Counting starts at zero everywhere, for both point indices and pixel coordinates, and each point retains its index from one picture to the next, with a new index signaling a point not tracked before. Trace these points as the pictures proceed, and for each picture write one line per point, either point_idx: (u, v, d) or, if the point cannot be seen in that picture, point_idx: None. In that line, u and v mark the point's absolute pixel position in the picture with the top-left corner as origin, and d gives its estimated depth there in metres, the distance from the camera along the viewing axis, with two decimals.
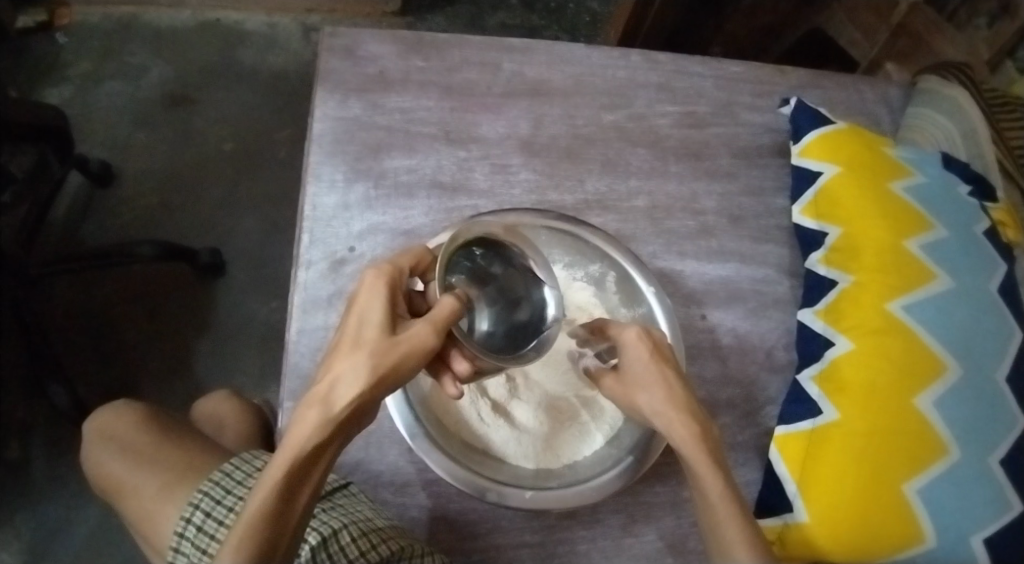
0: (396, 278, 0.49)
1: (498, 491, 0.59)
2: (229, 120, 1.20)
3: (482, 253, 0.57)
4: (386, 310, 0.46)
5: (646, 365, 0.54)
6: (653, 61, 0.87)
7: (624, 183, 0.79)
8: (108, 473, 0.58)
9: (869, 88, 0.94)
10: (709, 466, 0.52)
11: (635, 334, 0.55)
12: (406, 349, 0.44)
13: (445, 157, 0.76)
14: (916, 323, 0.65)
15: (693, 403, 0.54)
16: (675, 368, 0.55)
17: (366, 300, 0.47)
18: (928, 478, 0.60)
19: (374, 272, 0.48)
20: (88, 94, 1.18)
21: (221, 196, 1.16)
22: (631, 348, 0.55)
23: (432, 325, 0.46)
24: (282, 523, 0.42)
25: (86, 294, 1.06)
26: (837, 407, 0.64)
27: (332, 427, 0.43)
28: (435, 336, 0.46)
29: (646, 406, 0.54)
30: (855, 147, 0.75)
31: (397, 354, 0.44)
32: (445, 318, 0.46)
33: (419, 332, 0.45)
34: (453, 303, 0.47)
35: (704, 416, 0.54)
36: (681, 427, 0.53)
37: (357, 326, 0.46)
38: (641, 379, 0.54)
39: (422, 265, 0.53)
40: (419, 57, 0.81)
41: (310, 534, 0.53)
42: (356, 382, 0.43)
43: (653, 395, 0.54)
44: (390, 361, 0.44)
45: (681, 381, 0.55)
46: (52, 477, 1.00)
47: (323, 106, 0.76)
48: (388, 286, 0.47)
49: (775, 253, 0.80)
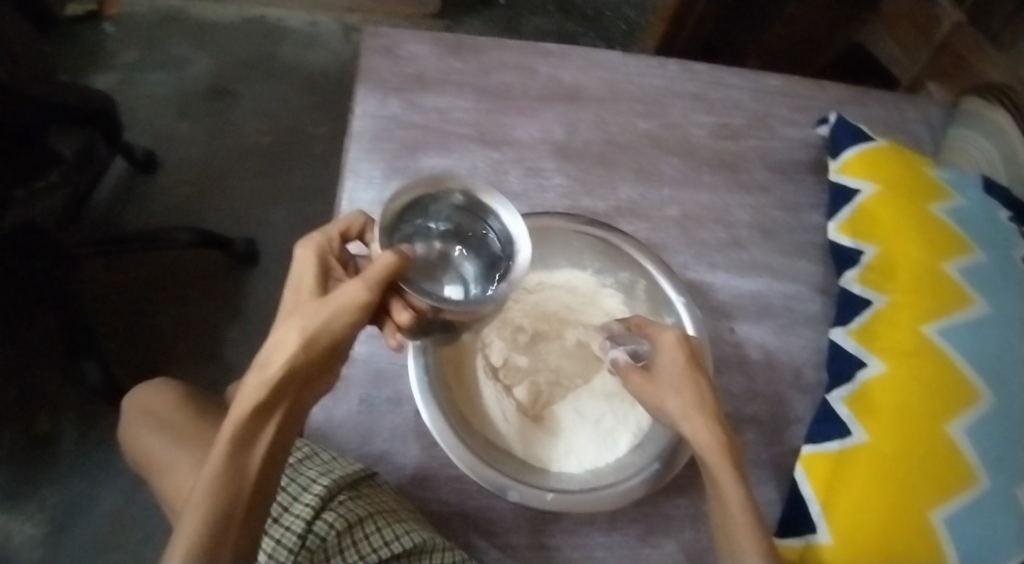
0: (325, 246, 0.49)
1: (519, 491, 0.59)
2: (267, 114, 1.22)
3: (436, 224, 0.51)
4: (317, 278, 0.47)
5: (676, 368, 0.55)
6: (690, 71, 0.87)
7: (656, 192, 0.79)
8: (144, 448, 0.59)
9: (909, 106, 0.93)
10: (731, 475, 0.52)
11: (673, 339, 0.56)
12: (337, 303, 0.44)
13: (480, 159, 0.77)
14: (951, 347, 0.64)
15: (715, 410, 0.54)
16: (705, 377, 0.55)
17: (300, 269, 0.48)
18: (955, 506, 0.59)
19: (304, 244, 0.49)
20: (132, 83, 1.20)
21: (255, 188, 1.17)
22: (665, 350, 0.56)
23: (362, 278, 0.43)
24: (235, 488, 0.42)
25: (124, 277, 1.09)
26: (866, 429, 0.63)
27: (272, 387, 0.44)
28: (370, 290, 0.43)
29: (676, 409, 0.54)
30: (895, 165, 0.74)
31: (327, 311, 0.44)
32: (381, 273, 0.42)
33: (349, 285, 0.43)
34: (391, 257, 0.42)
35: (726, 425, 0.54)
36: (697, 427, 0.54)
37: (292, 293, 0.47)
38: (673, 382, 0.55)
39: (354, 230, 0.54)
40: (457, 59, 0.82)
41: (336, 519, 0.55)
42: (289, 341, 0.44)
43: (683, 399, 0.54)
44: (322, 316, 0.44)
45: (706, 384, 0.55)
46: (79, 451, 1.02)
47: (363, 103, 0.78)
48: (319, 255, 0.49)
49: (808, 269, 0.79)
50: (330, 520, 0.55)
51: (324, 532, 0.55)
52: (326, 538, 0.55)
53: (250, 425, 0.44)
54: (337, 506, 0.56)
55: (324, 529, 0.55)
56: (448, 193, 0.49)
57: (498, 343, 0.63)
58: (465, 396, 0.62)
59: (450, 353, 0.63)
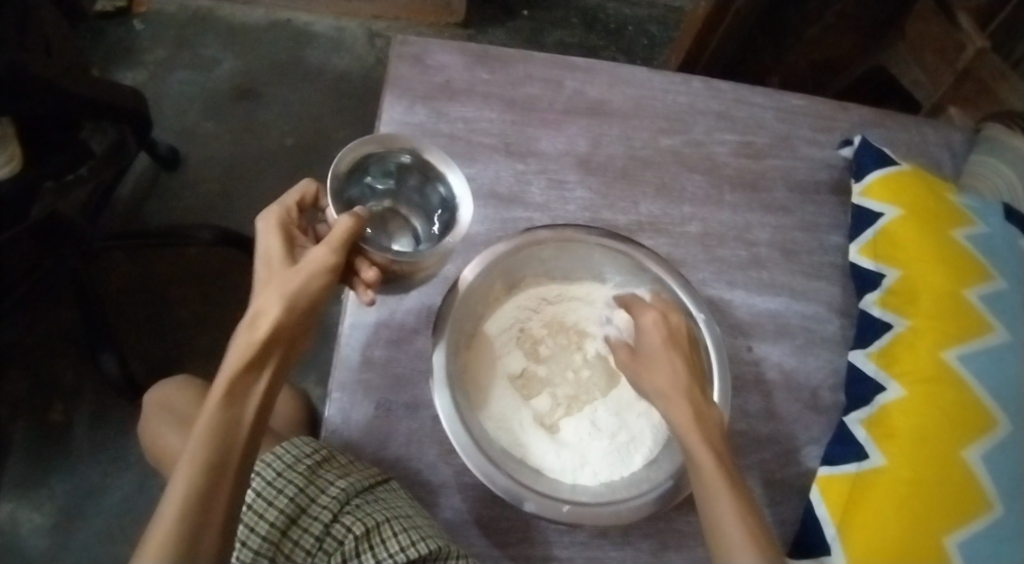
0: (285, 219, 0.53)
1: (536, 501, 0.58)
2: (291, 116, 1.23)
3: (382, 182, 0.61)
4: (283, 248, 0.52)
5: (658, 343, 0.60)
6: (715, 89, 0.87)
7: (678, 208, 0.80)
8: (162, 443, 0.60)
9: (932, 130, 0.93)
10: (703, 457, 0.55)
11: (653, 317, 0.61)
12: (309, 269, 0.49)
13: (503, 169, 0.78)
14: (970, 374, 0.64)
15: (693, 383, 0.59)
16: (684, 355, 0.60)
17: (264, 244, 0.52)
18: (970, 533, 0.59)
19: (263, 220, 0.53)
20: (159, 82, 1.22)
21: (276, 189, 1.18)
22: (648, 327, 0.61)
23: (327, 244, 0.50)
24: (232, 437, 0.45)
25: (143, 271, 1.09)
26: (884, 453, 0.62)
27: (258, 346, 0.48)
28: (337, 254, 0.50)
29: (653, 387, 0.59)
30: (918, 189, 0.73)
31: (300, 276, 0.49)
32: (342, 237, 0.49)
33: (315, 253, 0.49)
34: (349, 219, 0.50)
35: (701, 398, 0.58)
36: (683, 406, 0.57)
37: (263, 265, 0.51)
38: (651, 360, 0.60)
39: (308, 200, 0.56)
40: (484, 70, 0.83)
41: (355, 525, 0.58)
42: (272, 304, 0.48)
43: (660, 377, 0.59)
44: (298, 281, 0.49)
45: (685, 360, 0.60)
46: (92, 443, 1.03)
47: (390, 110, 0.78)
48: (281, 226, 0.53)
49: (827, 290, 0.79)
50: (349, 525, 0.58)
51: (342, 535, 0.58)
52: (346, 544, 0.57)
53: (235, 390, 0.46)
54: (355, 511, 0.58)
55: (344, 536, 0.58)
56: (392, 153, 0.59)
57: (517, 353, 0.65)
58: (484, 405, 0.63)
59: (469, 361, 0.64)
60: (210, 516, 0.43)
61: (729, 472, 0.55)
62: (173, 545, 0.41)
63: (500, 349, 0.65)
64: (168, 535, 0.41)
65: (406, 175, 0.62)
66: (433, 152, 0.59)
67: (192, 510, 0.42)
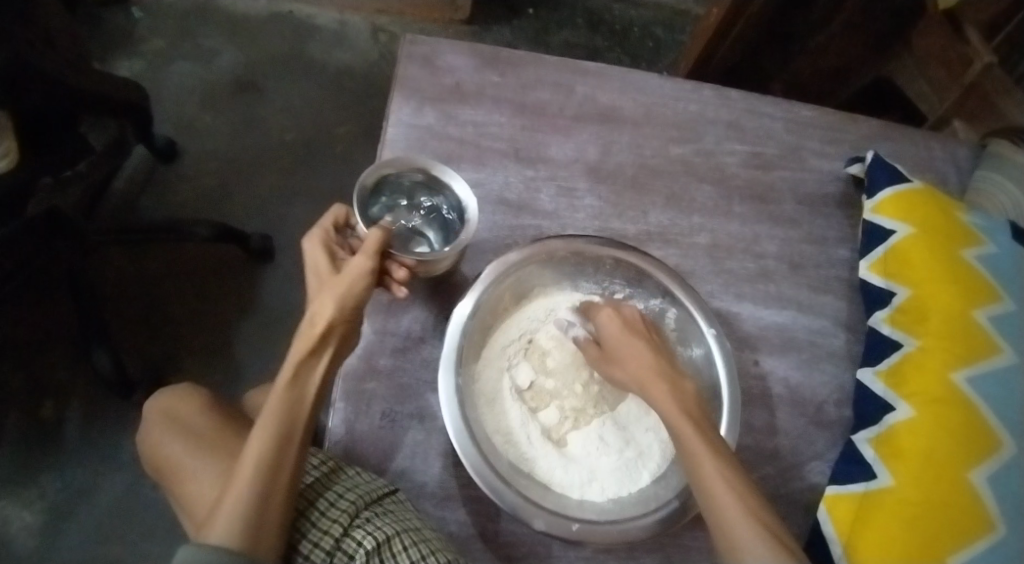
0: (327, 237, 0.58)
1: (544, 519, 0.57)
2: (292, 111, 1.21)
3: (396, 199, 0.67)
4: (327, 258, 0.57)
5: (617, 333, 0.62)
6: (725, 97, 0.86)
7: (687, 218, 0.79)
8: (166, 454, 0.60)
9: (939, 143, 0.93)
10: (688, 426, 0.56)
11: (608, 314, 0.63)
12: (350, 274, 0.55)
13: (512, 175, 0.77)
14: (977, 396, 0.64)
15: (661, 360, 0.60)
16: (648, 339, 0.62)
17: (311, 255, 0.57)
18: (974, 553, 0.59)
19: (309, 236, 0.58)
20: (158, 72, 1.20)
21: (276, 185, 1.17)
22: (605, 324, 0.63)
23: (364, 253, 0.55)
24: (292, 417, 0.52)
25: (139, 267, 1.08)
26: (891, 472, 0.62)
27: (315, 338, 0.54)
28: (372, 261, 0.55)
29: (624, 379, 0.61)
30: (930, 208, 0.73)
31: (344, 281, 0.55)
32: (375, 245, 0.55)
33: (354, 261, 0.55)
34: (379, 232, 0.56)
35: (674, 375, 0.59)
36: (659, 384, 0.58)
37: (312, 271, 0.57)
38: (616, 350, 0.62)
39: (340, 219, 0.60)
40: (495, 72, 0.81)
41: (365, 538, 0.54)
42: (325, 303, 0.54)
43: (625, 366, 0.61)
44: (342, 285, 0.54)
45: (650, 342, 0.62)
46: (83, 441, 1.01)
47: (398, 111, 0.77)
48: (324, 239, 0.58)
49: (833, 304, 0.79)
50: (358, 539, 0.54)
51: (353, 549, 0.53)
52: (355, 558, 0.53)
53: (293, 386, 0.53)
54: (366, 525, 0.55)
55: (352, 550, 0.54)
56: (406, 173, 0.64)
57: (524, 365, 0.65)
58: (492, 418, 0.62)
59: (478, 372, 0.63)
60: (270, 499, 0.48)
61: (720, 446, 0.55)
62: (243, 521, 0.47)
63: (508, 360, 0.65)
64: (236, 514, 0.47)
65: (417, 192, 0.66)
66: (440, 167, 0.64)
67: (256, 493, 0.48)
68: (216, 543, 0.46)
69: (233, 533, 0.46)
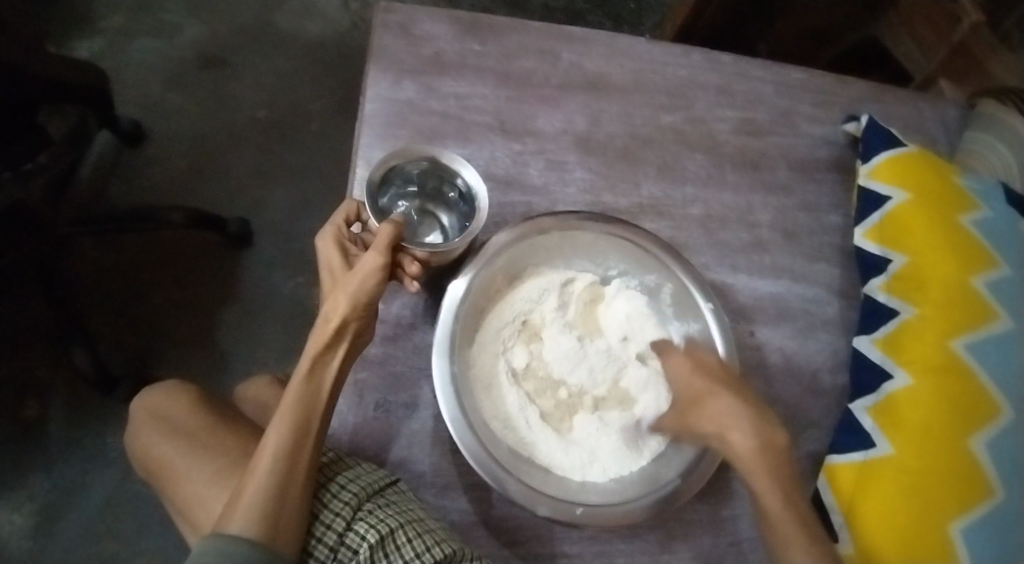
0: (339, 232, 0.58)
1: (548, 505, 0.56)
2: (263, 86, 1.16)
3: (409, 185, 0.66)
4: (342, 253, 0.57)
5: (694, 382, 0.60)
6: (714, 61, 0.84)
7: (679, 189, 0.77)
8: (160, 454, 0.61)
9: (928, 104, 0.91)
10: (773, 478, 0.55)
11: (681, 358, 0.62)
12: (362, 269, 0.54)
13: (499, 149, 0.74)
14: (976, 363, 0.64)
15: (750, 409, 0.58)
16: (728, 382, 0.59)
17: (326, 251, 0.57)
18: (973, 519, 0.59)
19: (322, 233, 0.57)
20: (119, 50, 1.14)
21: (251, 165, 1.12)
22: (677, 370, 0.61)
23: (375, 249, 0.54)
24: (309, 409, 0.53)
25: (112, 256, 1.04)
26: (891, 441, 0.62)
27: (331, 331, 0.54)
28: (383, 256, 0.54)
29: (714, 420, 0.57)
30: (925, 172, 0.72)
31: (357, 276, 0.54)
32: (386, 242, 0.54)
33: (366, 257, 0.54)
34: (390, 227, 0.54)
35: (768, 426, 0.57)
36: (743, 434, 0.56)
37: (327, 266, 0.57)
38: (707, 393, 0.59)
39: (352, 215, 0.59)
40: (476, 41, 0.78)
41: (369, 531, 0.53)
42: (339, 298, 0.54)
43: (719, 408, 0.58)
44: (355, 281, 0.54)
45: (732, 386, 0.59)
46: (67, 437, 0.98)
47: (376, 85, 0.73)
48: (337, 234, 0.57)
49: (827, 272, 0.78)
50: (361, 532, 0.53)
51: (357, 544, 0.52)
52: (359, 552, 0.52)
53: (310, 379, 0.54)
54: (369, 517, 0.54)
55: (356, 544, 0.53)
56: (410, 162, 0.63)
57: (520, 348, 0.63)
58: (489, 404, 0.60)
59: (472, 357, 0.62)
60: (287, 491, 0.49)
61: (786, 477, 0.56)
62: (260, 512, 0.48)
63: (503, 343, 0.63)
64: (253, 506, 0.48)
65: (425, 177, 0.65)
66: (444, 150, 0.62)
67: (274, 486, 0.49)
68: (234, 534, 0.47)
69: (252, 525, 0.47)
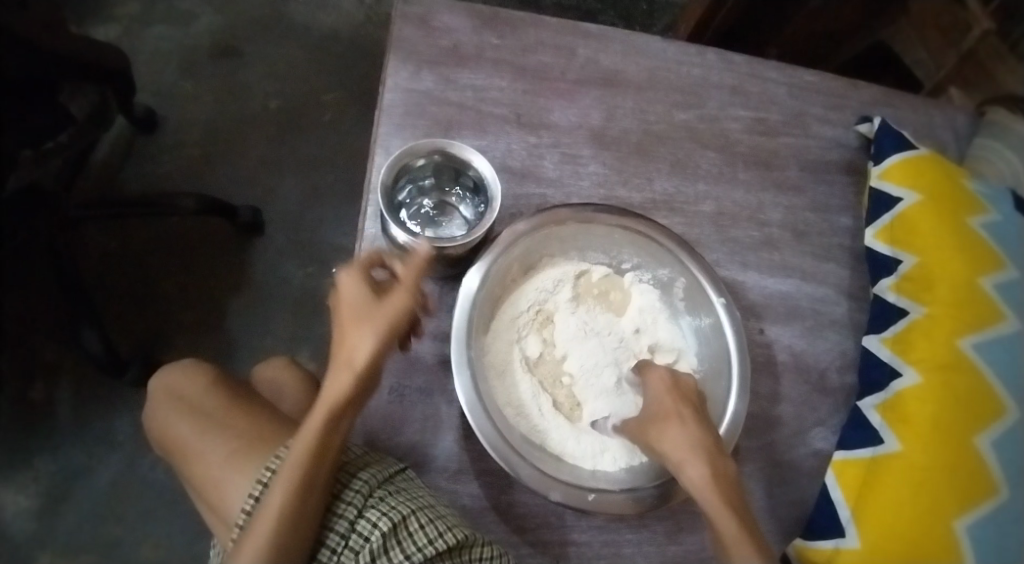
0: (364, 269, 0.55)
1: (561, 490, 0.57)
2: (276, 76, 1.17)
3: (425, 179, 0.67)
4: (367, 291, 0.54)
5: (665, 399, 0.57)
6: (729, 61, 0.84)
7: (692, 186, 0.78)
8: (176, 435, 0.61)
9: (938, 112, 0.90)
10: (722, 509, 0.52)
11: (660, 373, 0.59)
12: (391, 316, 0.53)
13: (515, 141, 0.75)
14: (983, 363, 0.65)
15: (706, 437, 0.55)
16: (694, 408, 0.57)
17: (351, 287, 0.54)
18: (978, 517, 0.60)
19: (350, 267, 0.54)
20: (134, 37, 1.15)
21: (262, 154, 1.13)
22: (654, 383, 0.59)
23: (404, 286, 0.55)
24: (321, 462, 0.51)
25: (123, 242, 1.05)
26: (899, 438, 0.63)
27: (354, 382, 0.52)
28: (410, 300, 0.54)
29: (665, 440, 0.55)
30: (934, 175, 0.73)
31: (385, 324, 0.53)
32: (413, 280, 0.55)
33: (396, 298, 0.54)
34: (417, 260, 0.55)
35: (718, 455, 0.55)
36: (699, 461, 0.54)
37: (348, 303, 0.54)
38: (662, 414, 0.56)
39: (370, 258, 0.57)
40: (494, 34, 0.78)
41: (381, 520, 0.53)
42: (367, 347, 0.52)
43: (674, 427, 0.55)
44: (384, 329, 0.53)
45: (695, 414, 0.57)
46: (75, 421, 0.99)
47: (394, 75, 0.74)
48: (362, 270, 0.55)
49: (836, 273, 0.78)
50: (373, 520, 0.54)
51: (368, 531, 0.53)
52: (371, 539, 0.53)
53: (328, 427, 0.52)
54: (380, 505, 0.55)
55: (368, 531, 0.53)
56: (424, 157, 0.63)
57: (533, 337, 0.64)
58: (503, 392, 0.61)
59: (487, 345, 0.62)
60: (289, 550, 0.50)
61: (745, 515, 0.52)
62: None
63: (518, 332, 0.64)
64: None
65: (441, 170, 0.66)
66: (457, 143, 0.63)
67: (275, 548, 0.49)
68: None
69: None
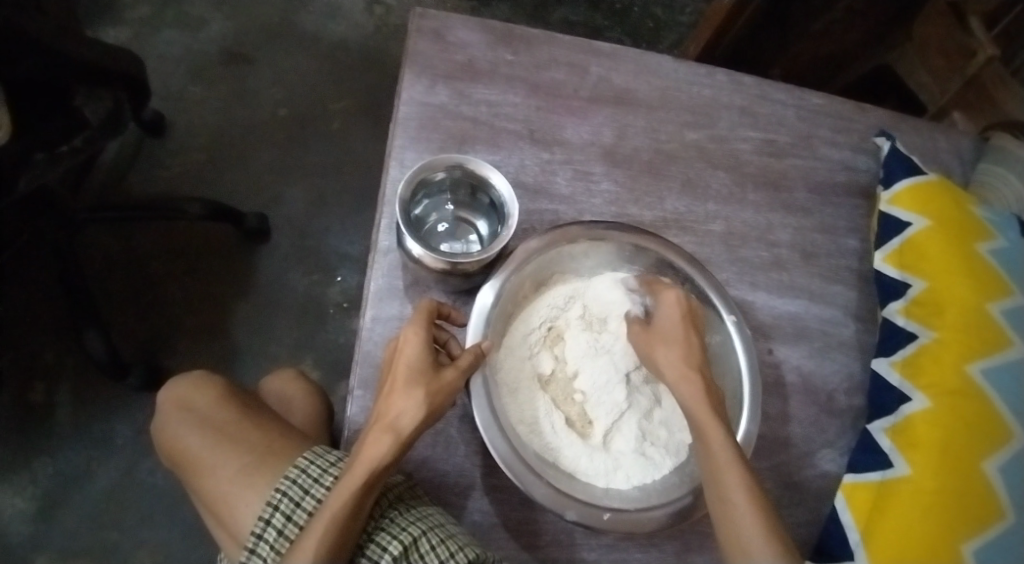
0: (427, 333, 0.56)
1: (577, 510, 0.58)
2: (285, 85, 1.17)
3: (442, 194, 0.67)
4: (425, 357, 0.55)
5: (676, 323, 0.62)
6: (740, 82, 0.85)
7: (702, 205, 0.79)
8: (187, 448, 0.61)
9: (943, 135, 0.91)
10: (714, 423, 0.57)
11: (674, 297, 0.63)
12: (444, 388, 0.54)
13: (528, 157, 0.75)
14: (991, 388, 0.65)
15: (700, 362, 0.61)
16: (699, 337, 0.63)
17: (412, 349, 0.54)
18: (986, 540, 0.60)
19: (415, 327, 0.55)
20: (144, 42, 1.15)
21: (269, 161, 1.13)
22: (668, 307, 0.63)
23: (459, 367, 0.55)
24: (353, 521, 0.51)
25: (128, 246, 1.05)
26: (909, 462, 0.64)
27: (401, 449, 0.52)
28: (462, 379, 0.55)
29: (663, 358, 0.61)
30: (943, 202, 0.74)
31: (439, 396, 0.54)
32: (467, 367, 0.56)
33: (449, 373, 0.54)
34: (475, 354, 0.56)
35: (710, 384, 0.60)
36: (693, 382, 0.59)
37: (405, 365, 0.54)
38: (666, 336, 0.62)
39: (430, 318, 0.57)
40: (508, 50, 0.79)
41: (392, 544, 0.54)
42: (417, 416, 0.53)
43: (672, 349, 0.61)
44: (438, 401, 0.54)
45: (696, 343, 0.62)
46: (74, 425, 0.98)
47: (410, 89, 0.75)
48: (426, 334, 0.55)
49: (844, 294, 0.79)
50: (384, 545, 0.55)
51: (379, 555, 0.54)
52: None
53: (367, 489, 0.51)
54: (391, 528, 0.55)
55: (380, 556, 0.54)
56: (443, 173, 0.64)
57: (546, 354, 0.64)
58: (517, 409, 0.61)
59: (501, 362, 0.62)
60: None
61: (739, 450, 0.57)
62: None
63: (530, 349, 0.64)
64: None
65: (457, 186, 0.66)
66: (476, 160, 0.63)
67: None
68: None
69: None
